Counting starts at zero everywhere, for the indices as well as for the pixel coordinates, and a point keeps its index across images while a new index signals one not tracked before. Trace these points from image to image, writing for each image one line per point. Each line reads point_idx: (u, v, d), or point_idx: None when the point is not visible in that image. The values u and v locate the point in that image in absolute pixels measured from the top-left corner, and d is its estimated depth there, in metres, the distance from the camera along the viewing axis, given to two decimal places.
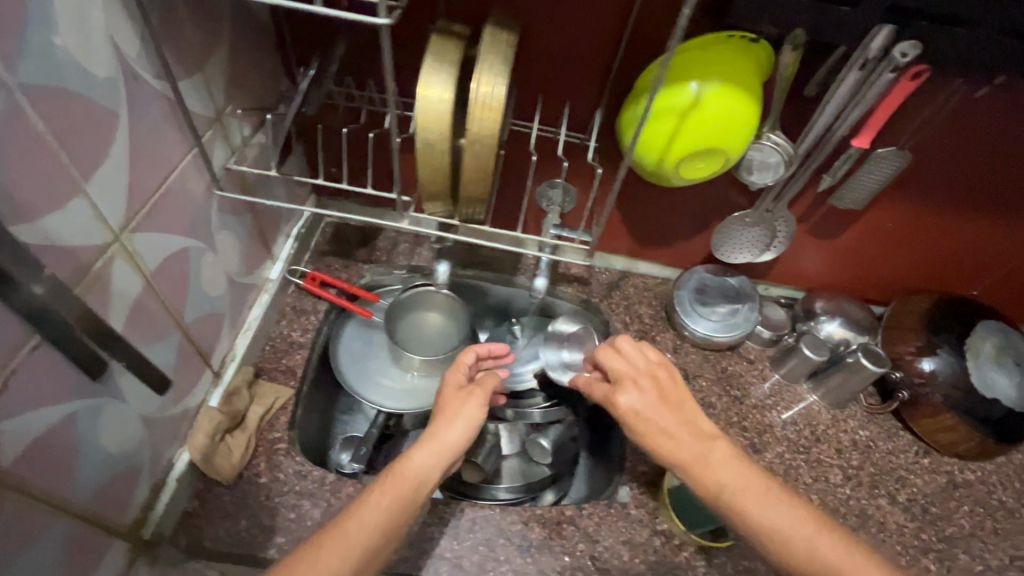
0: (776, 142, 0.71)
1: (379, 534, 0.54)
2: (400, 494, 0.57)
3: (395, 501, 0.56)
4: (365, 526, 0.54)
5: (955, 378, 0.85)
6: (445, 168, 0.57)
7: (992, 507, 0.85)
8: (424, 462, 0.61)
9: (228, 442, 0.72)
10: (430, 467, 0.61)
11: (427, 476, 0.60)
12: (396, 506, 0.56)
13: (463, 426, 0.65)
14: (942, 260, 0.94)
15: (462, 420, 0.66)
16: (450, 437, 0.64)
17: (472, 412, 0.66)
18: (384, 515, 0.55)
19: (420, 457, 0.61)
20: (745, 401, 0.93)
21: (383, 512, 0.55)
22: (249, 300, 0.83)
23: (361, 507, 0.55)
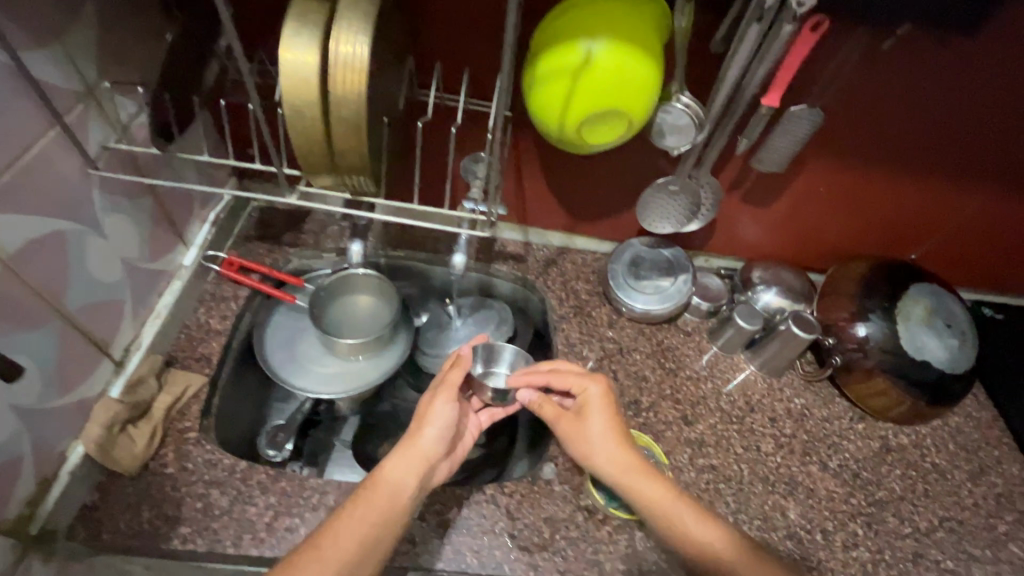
0: (686, 104, 0.68)
1: (357, 546, 0.59)
2: (374, 503, 0.62)
3: (373, 514, 0.61)
4: (343, 539, 0.59)
5: (886, 342, 0.84)
6: (319, 136, 0.54)
7: (924, 470, 0.85)
8: (399, 471, 0.65)
9: (131, 433, 0.70)
10: (405, 475, 0.65)
11: (400, 486, 0.64)
12: (374, 517, 0.61)
13: (432, 431, 0.68)
14: (880, 225, 0.92)
15: (433, 425, 0.68)
16: (422, 445, 0.67)
17: (439, 415, 0.69)
18: (365, 527, 0.60)
19: (394, 467, 0.65)
20: (679, 372, 0.91)
21: (361, 524, 0.60)
22: (158, 288, 0.80)
23: (339, 521, 0.60)
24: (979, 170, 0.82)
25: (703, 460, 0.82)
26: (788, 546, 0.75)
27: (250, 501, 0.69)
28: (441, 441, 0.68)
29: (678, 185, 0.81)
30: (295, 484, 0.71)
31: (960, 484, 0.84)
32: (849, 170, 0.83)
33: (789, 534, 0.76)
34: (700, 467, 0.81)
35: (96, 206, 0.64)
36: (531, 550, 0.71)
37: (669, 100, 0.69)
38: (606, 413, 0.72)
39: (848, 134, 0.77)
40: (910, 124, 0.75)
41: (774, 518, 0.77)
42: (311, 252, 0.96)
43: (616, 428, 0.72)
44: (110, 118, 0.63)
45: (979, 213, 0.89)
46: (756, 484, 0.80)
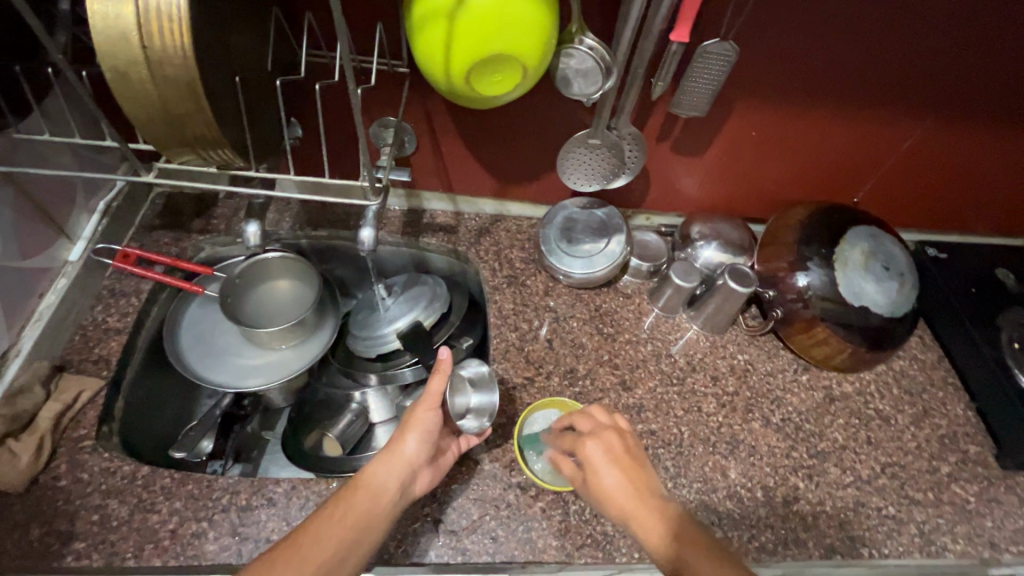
0: (591, 46, 0.63)
1: (335, 550, 0.55)
2: (356, 507, 0.58)
3: (351, 520, 0.57)
4: (320, 544, 0.55)
5: (826, 291, 0.81)
6: (154, 101, 0.47)
7: (867, 417, 0.83)
8: (383, 476, 0.61)
9: (13, 447, 0.64)
10: (387, 480, 0.61)
11: (381, 490, 0.60)
12: (354, 524, 0.57)
13: (417, 435, 0.63)
14: (818, 168, 0.88)
15: (419, 428, 0.64)
16: (407, 449, 0.63)
17: (424, 421, 0.64)
18: (344, 532, 0.56)
19: (380, 471, 0.61)
20: (618, 337, 0.87)
21: (338, 528, 0.56)
22: (38, 288, 0.73)
23: (318, 524, 0.56)
24: (913, 102, 0.78)
25: (641, 425, 0.79)
26: (728, 506, 0.73)
27: (152, 508, 0.65)
28: (425, 446, 0.64)
29: (598, 138, 0.75)
30: (204, 486, 0.67)
31: (903, 429, 0.83)
32: (781, 111, 0.79)
33: (729, 494, 0.74)
34: (638, 433, 0.78)
35: None
36: (459, 534, 0.67)
37: (571, 43, 0.62)
38: (614, 466, 0.61)
39: (774, 71, 0.72)
40: (838, 56, 0.71)
41: (714, 479, 0.75)
42: (224, 238, 0.89)
43: (631, 479, 0.60)
44: None
45: (916, 148, 0.85)
46: (696, 446, 0.78)
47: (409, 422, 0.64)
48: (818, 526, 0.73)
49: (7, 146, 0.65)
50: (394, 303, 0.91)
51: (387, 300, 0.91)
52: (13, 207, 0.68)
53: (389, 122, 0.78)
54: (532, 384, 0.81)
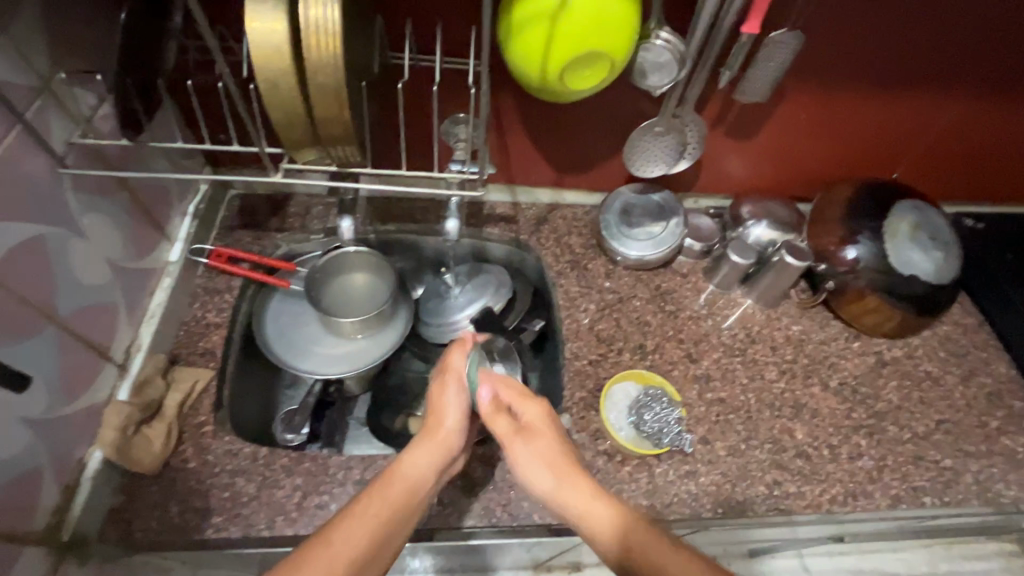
0: (667, 39, 0.67)
1: (373, 538, 0.51)
2: (394, 496, 0.56)
3: (390, 509, 0.54)
4: (357, 533, 0.51)
5: (876, 262, 0.86)
6: (299, 107, 0.52)
7: (918, 378, 0.89)
8: (420, 464, 0.60)
9: (147, 433, 0.69)
10: (424, 469, 0.60)
11: (418, 479, 0.59)
12: (389, 512, 0.54)
13: (450, 421, 0.64)
14: (862, 146, 0.93)
15: (449, 416, 0.64)
16: (443, 435, 0.63)
17: (454, 402, 0.65)
18: (383, 518, 0.53)
19: (415, 459, 0.60)
20: (680, 313, 0.93)
21: (376, 515, 0.53)
22: (148, 287, 0.78)
23: (353, 513, 0.53)
24: (957, 81, 0.82)
25: (711, 394, 0.84)
26: (798, 464, 0.79)
27: (276, 484, 0.70)
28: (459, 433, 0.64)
29: (662, 126, 0.81)
30: (320, 463, 0.72)
31: (952, 388, 0.89)
32: (832, 92, 0.83)
33: (798, 453, 0.80)
34: (708, 400, 0.84)
35: (71, 204, 0.61)
36: None
37: (649, 38, 0.67)
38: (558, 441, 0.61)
39: (829, 57, 0.77)
40: (892, 39, 0.75)
41: (783, 440, 0.81)
42: (299, 235, 0.93)
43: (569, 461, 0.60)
44: (71, 111, 0.60)
45: (954, 125, 0.90)
46: (763, 411, 0.83)
47: (439, 406, 0.65)
48: (882, 479, 0.79)
49: (123, 153, 0.69)
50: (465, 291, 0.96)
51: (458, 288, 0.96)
52: (128, 211, 0.72)
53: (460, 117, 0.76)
54: (605, 360, 0.86)
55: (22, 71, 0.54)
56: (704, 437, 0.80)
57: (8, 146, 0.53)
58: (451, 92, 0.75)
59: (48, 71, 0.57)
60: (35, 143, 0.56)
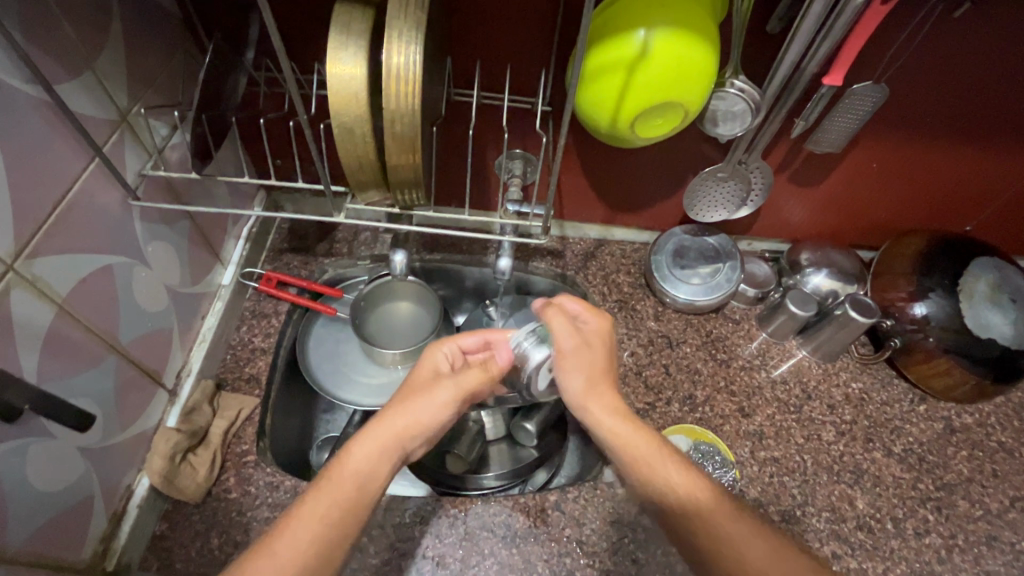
0: (742, 87, 0.65)
1: (311, 546, 0.47)
2: (339, 499, 0.50)
3: (335, 511, 0.50)
4: (295, 546, 0.47)
5: (949, 322, 0.81)
6: (370, 153, 0.52)
7: (990, 449, 0.83)
8: (370, 457, 0.54)
9: (192, 461, 0.69)
10: (374, 461, 0.54)
11: (364, 473, 0.53)
12: (334, 512, 0.50)
13: (407, 420, 0.57)
14: (935, 198, 0.88)
15: (411, 410, 0.58)
16: (401, 427, 0.57)
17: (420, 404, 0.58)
18: (327, 524, 0.49)
19: (366, 452, 0.54)
20: (732, 363, 0.89)
21: (314, 521, 0.49)
22: (201, 310, 0.79)
23: (295, 519, 0.48)
24: None
25: (764, 452, 0.80)
26: (859, 537, 0.74)
27: None
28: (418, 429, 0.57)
29: (726, 172, 0.79)
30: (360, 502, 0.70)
31: None
32: (912, 141, 0.78)
33: (859, 524, 0.75)
34: (761, 460, 0.79)
35: (137, 233, 0.62)
36: (602, 556, 0.69)
37: (722, 86, 0.65)
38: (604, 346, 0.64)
39: (910, 111, 0.73)
40: (987, 92, 0.70)
41: (843, 508, 0.76)
42: (347, 261, 0.93)
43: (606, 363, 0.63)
44: (143, 142, 0.61)
45: None
46: (821, 475, 0.79)
47: (405, 401, 0.59)
48: (952, 560, 0.73)
49: (189, 183, 0.70)
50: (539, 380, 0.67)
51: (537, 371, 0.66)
52: (188, 237, 0.73)
53: (516, 153, 0.75)
54: (653, 410, 0.83)
55: (103, 106, 0.55)
56: (757, 500, 0.76)
57: (86, 181, 0.54)
58: (511, 129, 0.74)
59: (127, 105, 0.58)
60: (109, 176, 0.57)
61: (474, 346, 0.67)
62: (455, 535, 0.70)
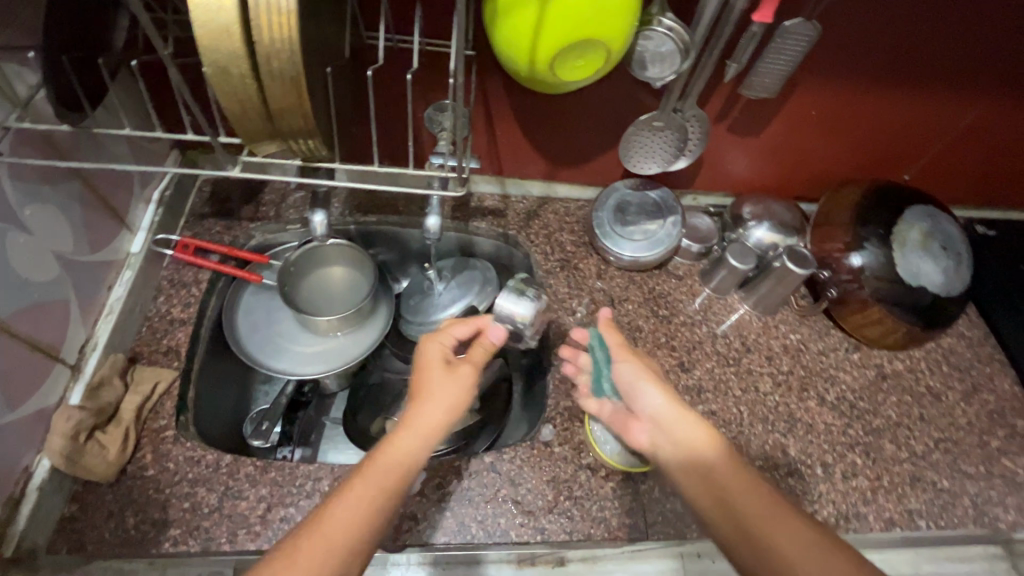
0: (670, 27, 0.61)
1: (352, 541, 0.48)
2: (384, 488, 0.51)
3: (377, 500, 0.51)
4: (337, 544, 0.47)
5: (882, 271, 0.81)
6: (252, 96, 0.47)
7: (919, 394, 0.85)
8: (407, 446, 0.54)
9: (101, 439, 0.65)
10: (412, 448, 0.54)
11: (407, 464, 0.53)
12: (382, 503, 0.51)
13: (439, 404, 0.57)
14: (875, 146, 0.87)
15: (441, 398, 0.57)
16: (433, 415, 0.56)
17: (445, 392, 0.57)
18: (372, 522, 0.50)
19: (403, 442, 0.54)
20: (673, 319, 0.88)
21: (359, 508, 0.50)
22: (106, 280, 0.73)
23: (341, 512, 0.49)
24: (983, 77, 0.76)
25: (703, 406, 0.80)
26: (790, 483, 0.76)
27: (240, 495, 0.66)
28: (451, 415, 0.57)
29: (663, 121, 0.75)
30: (286, 473, 0.67)
31: (953, 404, 0.85)
32: (849, 84, 0.76)
33: (790, 471, 0.77)
34: (699, 413, 0.80)
35: (8, 194, 0.56)
36: (537, 514, 0.69)
37: (650, 25, 0.62)
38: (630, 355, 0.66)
39: (845, 51, 0.71)
40: (920, 27, 0.68)
41: (775, 456, 0.77)
42: (274, 225, 0.87)
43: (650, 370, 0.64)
44: (4, 90, 0.54)
45: (975, 125, 0.84)
46: (756, 425, 0.80)
47: (430, 386, 0.58)
48: (875, 500, 0.76)
49: (74, 139, 0.64)
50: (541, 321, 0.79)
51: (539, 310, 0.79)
52: (80, 200, 0.67)
53: (442, 104, 0.70)
54: None
55: None
56: None
57: None
58: (434, 76, 0.69)
59: None
60: None
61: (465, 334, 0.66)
62: None
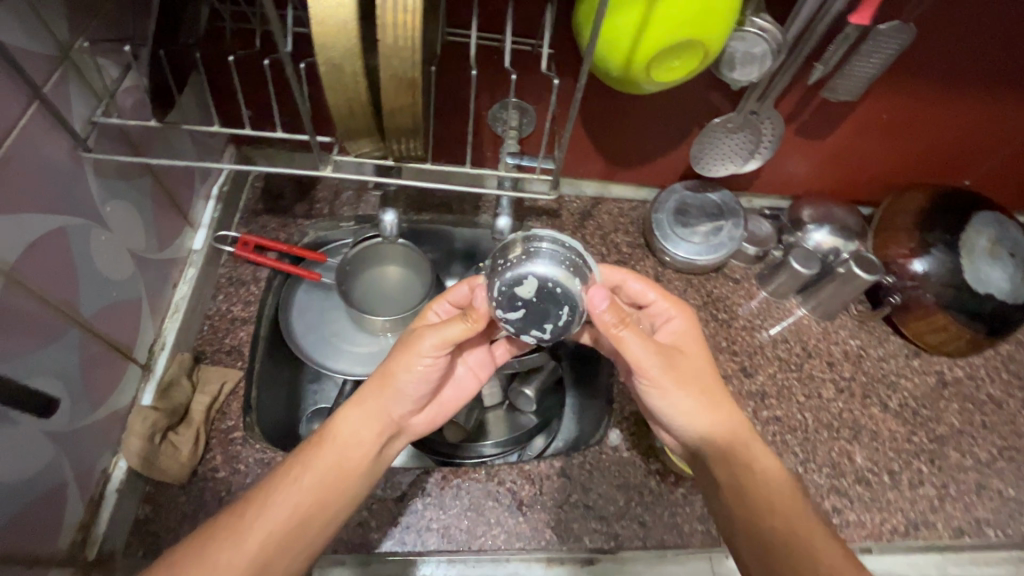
0: (762, 27, 0.60)
1: (283, 524, 0.51)
2: (323, 472, 0.54)
3: (315, 485, 0.53)
4: (265, 518, 0.51)
5: (948, 277, 0.80)
6: (363, 96, 0.45)
7: (980, 401, 0.85)
8: (353, 427, 0.55)
9: (174, 440, 0.64)
10: (358, 432, 0.55)
11: (350, 446, 0.55)
12: (318, 486, 0.53)
13: (395, 383, 0.55)
14: (940, 151, 0.86)
15: (398, 379, 0.55)
16: (384, 399, 0.56)
17: (410, 369, 0.54)
18: (304, 499, 0.52)
19: (349, 422, 0.56)
20: (733, 322, 0.87)
21: (295, 490, 0.52)
22: (171, 278, 0.72)
23: (277, 486, 0.53)
24: None
25: (767, 412, 0.80)
26: (858, 490, 0.75)
27: None
28: (404, 398, 0.56)
29: (736, 123, 0.75)
30: None
31: (1015, 412, 0.84)
32: (924, 90, 0.75)
33: (858, 478, 0.76)
34: (764, 419, 0.79)
35: (92, 190, 0.54)
36: (609, 520, 0.69)
37: (742, 25, 0.60)
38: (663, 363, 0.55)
39: (927, 57, 0.70)
40: (1008, 32, 0.67)
41: (842, 464, 0.77)
42: (330, 223, 0.86)
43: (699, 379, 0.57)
44: (93, 84, 0.53)
45: None
46: (821, 432, 0.79)
47: (389, 365, 0.56)
48: (944, 509, 0.75)
49: (149, 134, 0.62)
50: (571, 332, 0.55)
51: (571, 319, 0.53)
52: (150, 197, 0.65)
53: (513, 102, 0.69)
54: None
55: (41, 39, 0.46)
56: None
57: (26, 128, 0.46)
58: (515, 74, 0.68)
59: (69, 39, 0.49)
60: (55, 124, 0.49)
61: (463, 297, 0.60)
62: (459, 506, 0.68)
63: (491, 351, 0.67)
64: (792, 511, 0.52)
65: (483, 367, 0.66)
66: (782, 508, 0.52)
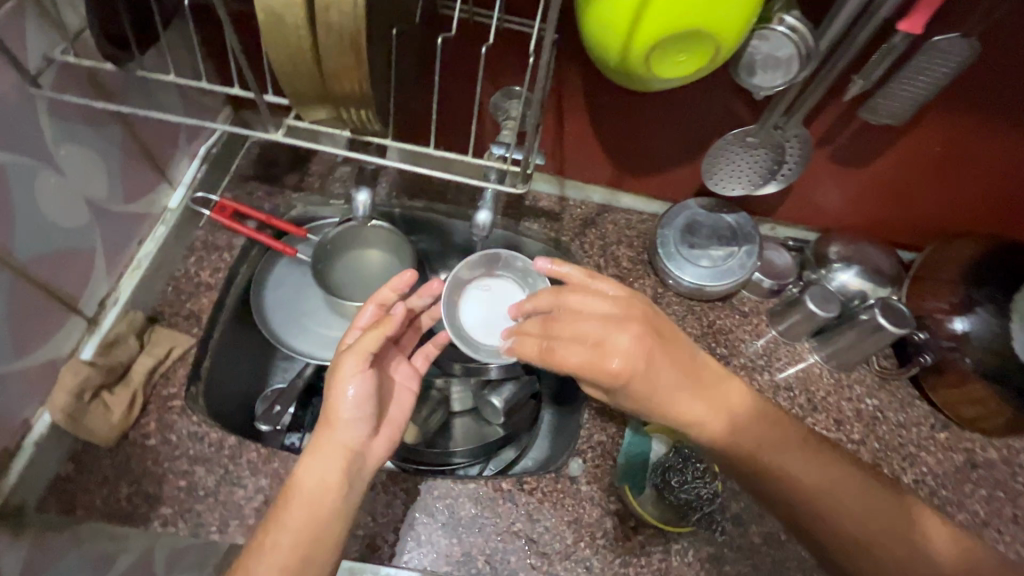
0: (793, 26, 0.52)
1: None
2: (298, 530, 0.50)
3: (293, 542, 0.49)
4: None
5: (991, 342, 0.69)
6: (305, 53, 0.41)
7: (1014, 492, 0.73)
8: (317, 471, 0.52)
9: (107, 400, 0.62)
10: (323, 475, 0.52)
11: (320, 490, 0.51)
12: (297, 543, 0.49)
13: (341, 411, 0.54)
14: (1003, 196, 0.75)
15: (341, 408, 0.54)
16: (336, 431, 0.54)
17: (347, 394, 0.54)
18: (287, 560, 0.48)
19: (310, 468, 0.52)
20: (732, 360, 0.78)
21: (274, 556, 0.48)
22: (138, 234, 0.70)
23: (254, 556, 0.49)
24: None
25: None
26: None
27: (238, 482, 0.61)
28: (358, 423, 0.54)
29: (756, 137, 0.67)
30: (289, 466, 0.62)
31: None
32: (988, 122, 0.65)
33: None
34: None
35: (43, 130, 0.53)
36: (552, 558, 0.62)
37: (769, 23, 0.52)
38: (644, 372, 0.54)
39: (994, 83, 0.60)
40: None
41: None
42: (318, 198, 0.82)
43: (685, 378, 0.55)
44: (53, 20, 0.50)
45: None
46: None
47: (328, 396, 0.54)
48: None
49: (122, 81, 0.60)
50: None
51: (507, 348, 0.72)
52: (120, 147, 0.63)
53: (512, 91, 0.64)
54: None
55: None
56: (738, 516, 0.66)
57: None
58: (512, 57, 0.62)
59: None
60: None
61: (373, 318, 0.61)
62: (392, 517, 0.63)
63: (412, 365, 0.66)
64: (831, 490, 0.52)
65: (410, 379, 0.64)
66: (824, 502, 0.51)
